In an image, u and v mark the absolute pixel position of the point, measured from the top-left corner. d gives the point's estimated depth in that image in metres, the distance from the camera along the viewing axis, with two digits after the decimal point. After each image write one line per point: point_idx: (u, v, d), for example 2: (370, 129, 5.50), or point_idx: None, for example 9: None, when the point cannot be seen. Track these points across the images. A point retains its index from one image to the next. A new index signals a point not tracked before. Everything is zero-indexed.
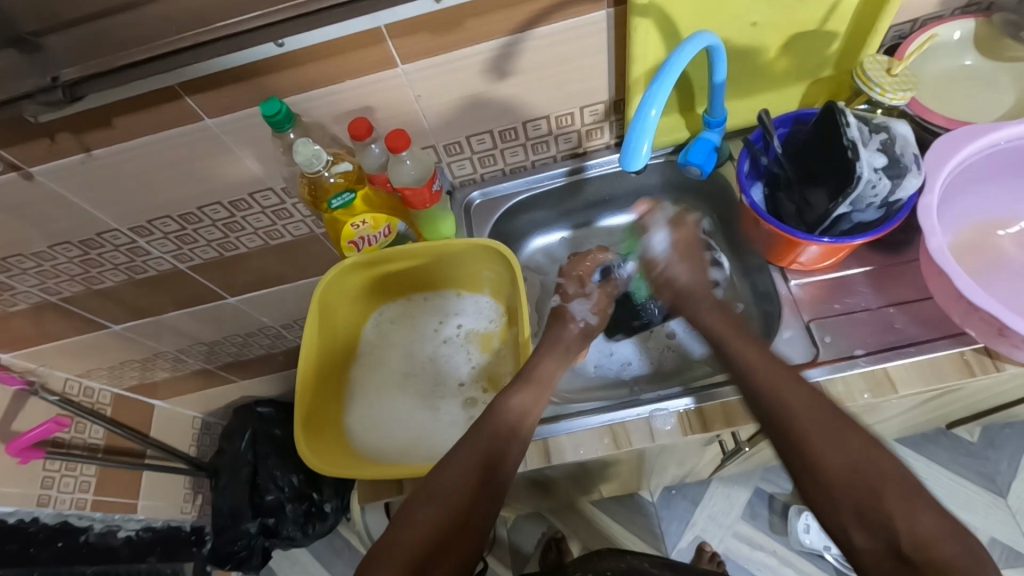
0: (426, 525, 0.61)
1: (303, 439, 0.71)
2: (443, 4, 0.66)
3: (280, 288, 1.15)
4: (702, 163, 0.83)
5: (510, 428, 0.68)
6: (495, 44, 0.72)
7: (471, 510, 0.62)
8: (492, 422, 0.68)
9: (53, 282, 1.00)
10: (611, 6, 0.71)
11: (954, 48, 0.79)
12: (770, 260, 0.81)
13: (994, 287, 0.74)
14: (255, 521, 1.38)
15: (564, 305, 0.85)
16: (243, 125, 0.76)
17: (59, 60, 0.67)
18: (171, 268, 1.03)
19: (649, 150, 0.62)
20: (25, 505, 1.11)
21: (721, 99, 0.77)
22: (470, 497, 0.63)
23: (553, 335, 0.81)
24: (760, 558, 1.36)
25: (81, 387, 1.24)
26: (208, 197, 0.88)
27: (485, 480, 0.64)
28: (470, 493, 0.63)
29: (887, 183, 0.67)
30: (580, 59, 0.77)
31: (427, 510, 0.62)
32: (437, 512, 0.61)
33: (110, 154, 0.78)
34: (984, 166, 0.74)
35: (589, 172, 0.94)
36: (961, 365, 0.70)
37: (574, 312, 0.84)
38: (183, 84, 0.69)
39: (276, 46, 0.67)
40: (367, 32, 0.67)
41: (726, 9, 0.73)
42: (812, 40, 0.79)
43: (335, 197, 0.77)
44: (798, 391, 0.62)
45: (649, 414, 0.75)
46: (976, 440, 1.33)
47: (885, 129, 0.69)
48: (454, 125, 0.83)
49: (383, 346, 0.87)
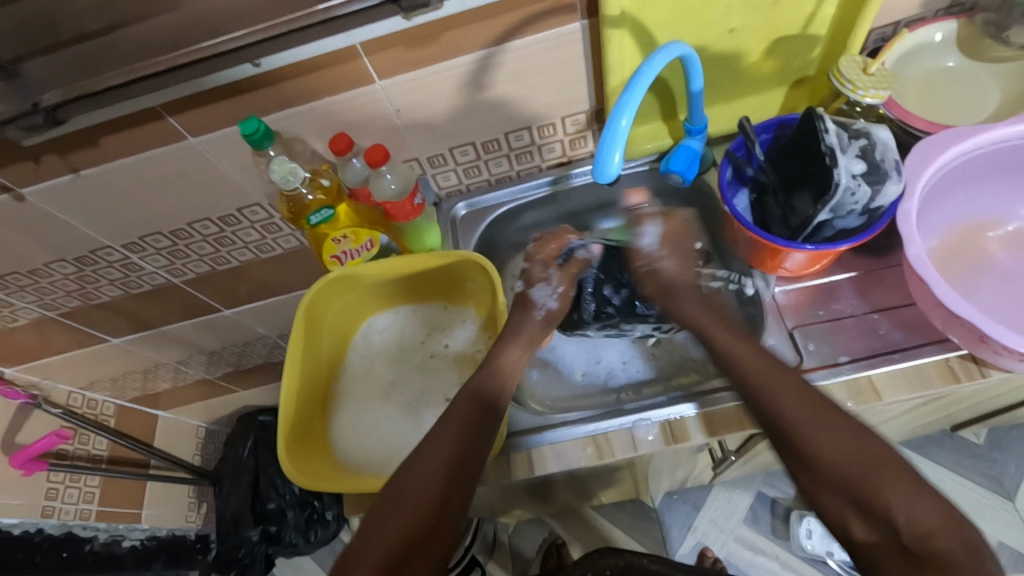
0: (396, 526, 0.60)
1: (289, 452, 0.72)
2: (416, 20, 0.67)
3: (275, 300, 1.16)
4: (684, 170, 0.83)
5: (480, 426, 0.67)
6: (472, 58, 0.73)
7: (443, 511, 0.62)
8: (464, 421, 0.68)
9: (51, 297, 1.02)
10: (585, 17, 0.72)
11: (936, 50, 0.78)
12: (754, 267, 0.80)
13: (981, 290, 0.74)
14: (257, 528, 1.39)
15: (529, 290, 0.81)
16: (226, 142, 0.78)
17: (43, 85, 0.69)
18: (166, 282, 1.04)
19: (621, 160, 0.62)
20: (30, 517, 1.12)
21: (700, 107, 0.78)
22: (440, 497, 0.62)
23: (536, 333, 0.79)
24: (762, 563, 1.34)
25: (84, 400, 1.25)
26: (198, 212, 0.90)
27: (454, 478, 0.64)
28: (441, 493, 0.62)
29: (867, 189, 0.66)
30: (557, 69, 0.77)
31: (397, 511, 0.61)
32: (406, 514, 0.61)
33: (97, 174, 0.79)
34: (968, 168, 0.73)
35: (574, 180, 0.94)
36: (946, 372, 0.70)
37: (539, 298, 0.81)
38: (163, 105, 0.70)
39: (253, 66, 0.68)
40: (342, 49, 0.68)
41: (700, 17, 0.74)
42: (791, 45, 0.79)
43: (313, 213, 0.79)
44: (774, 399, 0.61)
45: (632, 423, 0.75)
46: (983, 442, 1.31)
47: (865, 134, 0.68)
48: (436, 137, 0.84)
49: (368, 359, 0.89)
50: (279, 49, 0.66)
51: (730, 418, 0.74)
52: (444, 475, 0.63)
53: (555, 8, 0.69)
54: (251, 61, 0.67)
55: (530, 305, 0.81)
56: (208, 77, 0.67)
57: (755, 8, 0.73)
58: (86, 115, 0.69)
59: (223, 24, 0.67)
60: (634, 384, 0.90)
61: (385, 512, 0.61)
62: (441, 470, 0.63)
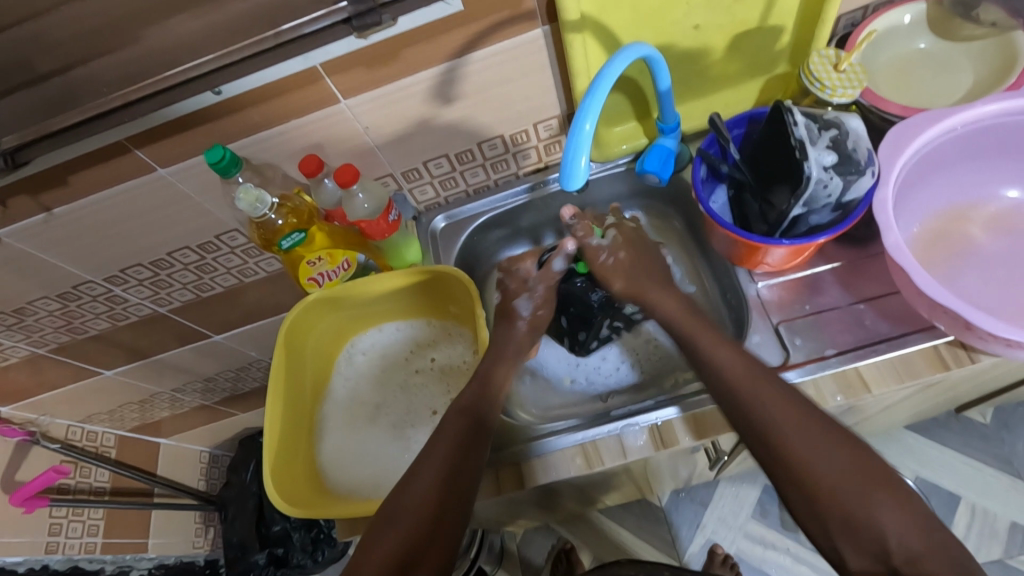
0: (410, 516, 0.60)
1: (272, 479, 0.70)
2: (372, 39, 0.66)
3: (265, 322, 1.16)
4: (659, 170, 0.82)
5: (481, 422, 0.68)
6: (435, 71, 0.72)
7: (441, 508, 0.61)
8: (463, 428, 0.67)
9: (39, 335, 1.02)
10: (546, 23, 0.71)
11: (906, 31, 0.78)
12: (735, 263, 0.79)
13: (965, 274, 0.72)
14: (263, 552, 1.39)
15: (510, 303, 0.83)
16: (195, 171, 0.77)
17: (3, 127, 0.68)
18: (152, 312, 1.04)
19: (587, 164, 0.61)
20: (34, 553, 1.12)
21: (670, 104, 0.77)
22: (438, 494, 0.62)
23: (517, 336, 0.80)
24: (773, 557, 1.33)
25: (83, 433, 1.25)
26: (177, 241, 0.89)
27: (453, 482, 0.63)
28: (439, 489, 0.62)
29: (839, 181, 0.65)
30: (521, 77, 0.77)
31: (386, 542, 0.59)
32: (398, 534, 0.59)
33: (70, 213, 0.79)
34: (943, 151, 0.72)
35: (552, 186, 0.93)
36: (935, 360, 0.68)
37: (518, 309, 0.82)
38: (129, 139, 0.70)
39: (214, 94, 0.68)
40: (302, 72, 0.68)
41: (663, 16, 0.73)
42: (758, 36, 0.78)
43: (285, 238, 0.78)
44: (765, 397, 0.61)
45: (619, 430, 0.74)
46: (990, 422, 1.29)
47: (836, 124, 0.67)
48: (409, 152, 0.83)
49: (354, 380, 0.88)
50: (237, 76, 0.66)
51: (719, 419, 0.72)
52: (439, 488, 0.62)
53: (514, 17, 0.69)
54: (211, 89, 0.67)
55: (509, 317, 0.82)
56: (169, 109, 0.67)
57: (717, 2, 0.72)
58: (51, 154, 0.70)
59: (182, 54, 0.67)
60: (617, 387, 0.89)
61: (376, 540, 0.59)
62: (439, 486, 0.62)
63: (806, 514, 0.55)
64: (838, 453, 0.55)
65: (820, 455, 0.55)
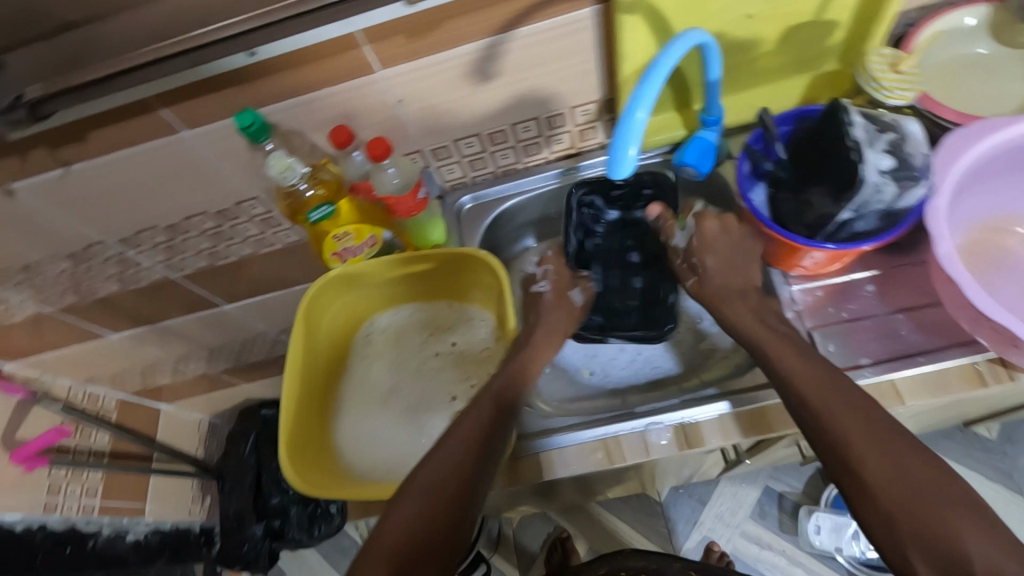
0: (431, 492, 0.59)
1: (287, 456, 0.69)
2: (416, 7, 0.63)
3: (276, 294, 1.14)
4: (698, 163, 0.79)
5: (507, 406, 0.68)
6: (477, 46, 0.69)
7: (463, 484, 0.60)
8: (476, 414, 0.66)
9: (47, 293, 0.99)
10: (597, 3, 0.68)
11: (965, 35, 0.75)
12: (769, 264, 0.77)
13: (1003, 290, 0.71)
14: (261, 524, 1.41)
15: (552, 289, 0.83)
16: (222, 135, 0.74)
17: (25, 76, 0.65)
18: (163, 277, 1.02)
19: (636, 154, 0.60)
20: (32, 512, 1.09)
21: (716, 97, 0.74)
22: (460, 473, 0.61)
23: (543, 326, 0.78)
24: (769, 557, 1.35)
25: (84, 394, 1.21)
26: (196, 206, 0.87)
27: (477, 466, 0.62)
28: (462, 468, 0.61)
29: (893, 188, 0.62)
30: (565, 57, 0.74)
31: (408, 515, 0.58)
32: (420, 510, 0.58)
33: (88, 169, 0.76)
34: (996, 163, 0.70)
35: (583, 173, 0.91)
36: (972, 376, 0.67)
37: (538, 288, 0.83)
38: (156, 97, 0.67)
39: (247, 55, 0.64)
40: (341, 38, 0.65)
41: (718, 3, 0.70)
42: (811, 30, 0.75)
43: (313, 210, 0.75)
44: (827, 422, 0.59)
45: (643, 427, 0.72)
46: (995, 436, 1.28)
47: (895, 127, 0.64)
48: (441, 129, 0.81)
49: (371, 360, 0.86)
50: (273, 38, 0.63)
51: (745, 422, 0.71)
52: (465, 472, 0.61)
53: None
54: (245, 50, 0.63)
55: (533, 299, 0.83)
56: (200, 67, 0.64)
57: None
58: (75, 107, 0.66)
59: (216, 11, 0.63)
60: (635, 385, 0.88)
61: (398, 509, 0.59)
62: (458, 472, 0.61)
63: (877, 522, 0.53)
64: (907, 470, 0.54)
65: (881, 476, 0.54)
